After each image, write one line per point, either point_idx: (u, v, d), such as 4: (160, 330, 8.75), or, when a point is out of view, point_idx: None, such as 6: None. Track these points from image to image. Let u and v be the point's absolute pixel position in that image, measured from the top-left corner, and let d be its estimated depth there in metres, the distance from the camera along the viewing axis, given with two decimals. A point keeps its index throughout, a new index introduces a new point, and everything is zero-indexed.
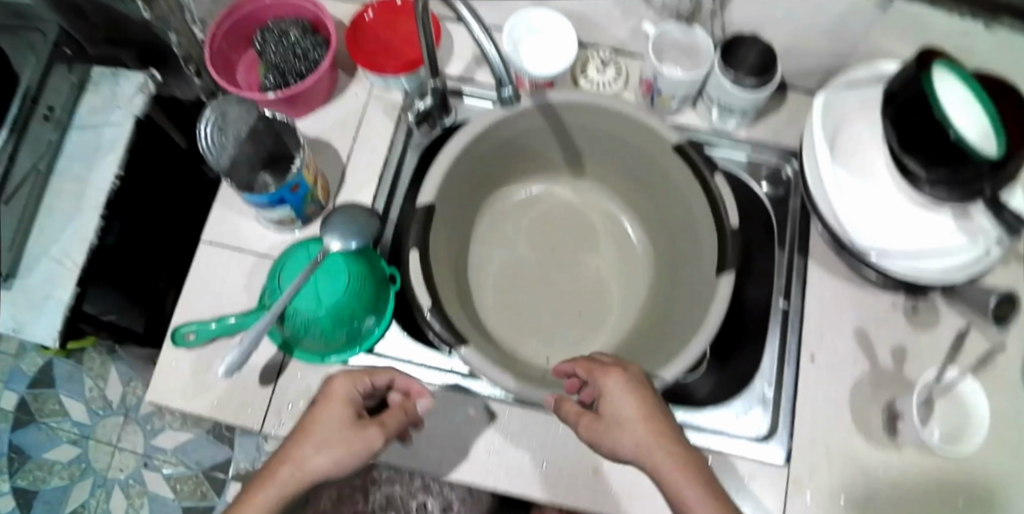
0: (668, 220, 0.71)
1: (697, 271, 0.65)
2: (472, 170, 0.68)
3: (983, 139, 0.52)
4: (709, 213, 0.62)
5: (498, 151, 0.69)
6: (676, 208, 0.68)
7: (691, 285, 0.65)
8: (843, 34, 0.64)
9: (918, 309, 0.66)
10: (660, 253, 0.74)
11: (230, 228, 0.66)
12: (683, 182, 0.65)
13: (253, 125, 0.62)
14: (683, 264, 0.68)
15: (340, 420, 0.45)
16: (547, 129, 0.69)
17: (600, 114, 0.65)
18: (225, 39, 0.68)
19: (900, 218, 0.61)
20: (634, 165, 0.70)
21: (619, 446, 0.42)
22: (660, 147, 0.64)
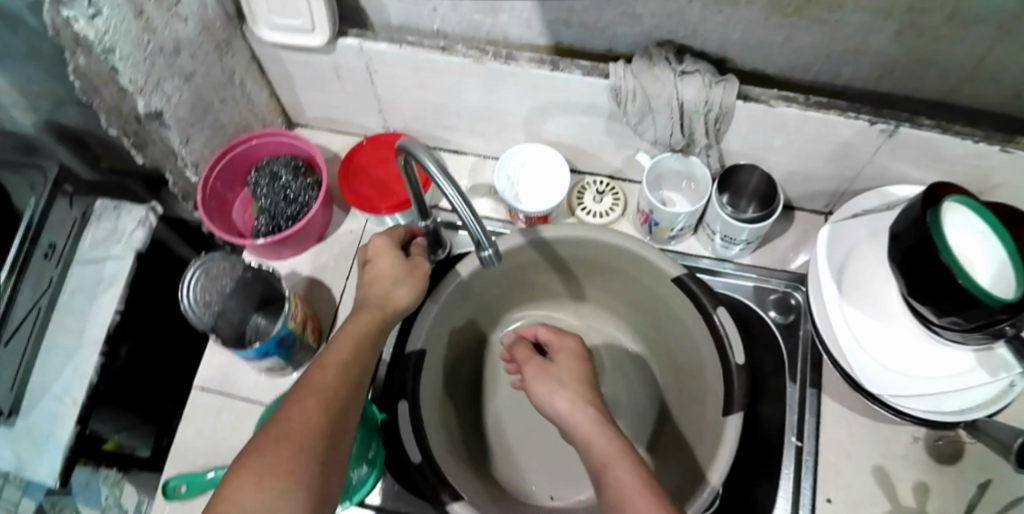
0: (673, 346, 0.68)
1: (701, 402, 0.61)
2: (462, 306, 0.67)
3: (998, 282, 0.49)
4: (712, 351, 0.59)
5: (492, 286, 0.68)
6: (679, 331, 0.65)
7: (698, 422, 0.61)
8: (847, 162, 0.61)
9: (943, 444, 0.62)
10: (668, 378, 0.70)
11: (221, 372, 0.67)
12: (685, 315, 0.62)
13: (241, 275, 0.64)
14: (690, 391, 0.64)
15: (392, 248, 0.53)
16: (541, 261, 0.67)
17: (589, 246, 0.63)
18: (220, 180, 0.68)
19: (919, 355, 0.56)
20: (632, 289, 0.68)
21: (557, 401, 0.48)
22: (655, 274, 0.62)
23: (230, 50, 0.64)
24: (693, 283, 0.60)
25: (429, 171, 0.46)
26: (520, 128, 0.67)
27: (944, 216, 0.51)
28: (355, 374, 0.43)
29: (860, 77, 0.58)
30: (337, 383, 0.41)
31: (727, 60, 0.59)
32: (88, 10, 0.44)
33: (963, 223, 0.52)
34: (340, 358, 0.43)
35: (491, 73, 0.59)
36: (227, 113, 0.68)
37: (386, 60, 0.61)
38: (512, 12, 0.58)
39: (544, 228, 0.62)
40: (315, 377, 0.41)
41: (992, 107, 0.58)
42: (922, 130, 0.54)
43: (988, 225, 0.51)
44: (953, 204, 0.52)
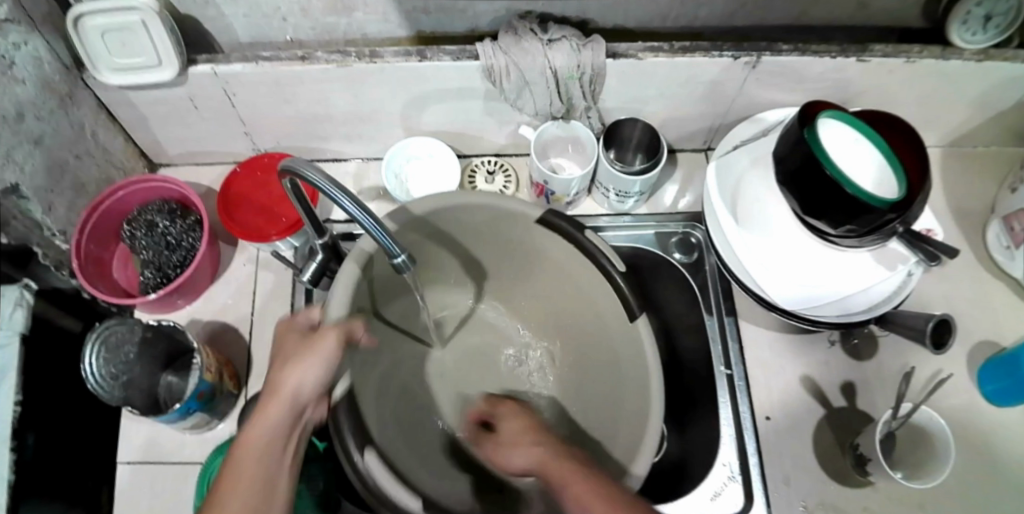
0: (573, 309, 0.65)
1: (614, 353, 0.59)
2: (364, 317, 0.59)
3: (882, 186, 0.54)
4: (591, 272, 0.57)
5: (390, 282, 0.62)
6: (578, 291, 0.62)
7: (609, 344, 0.60)
8: (719, 97, 0.63)
9: (858, 342, 0.66)
10: (571, 343, 0.68)
11: (141, 439, 0.62)
12: (555, 251, 0.60)
13: (141, 338, 0.59)
14: (598, 346, 0.62)
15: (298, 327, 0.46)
16: (430, 244, 0.61)
17: (472, 212, 0.58)
18: (91, 241, 0.63)
19: (822, 266, 0.59)
20: (526, 257, 0.64)
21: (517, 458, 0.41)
22: (546, 235, 0.58)
23: (75, 102, 0.60)
24: (573, 231, 0.56)
25: (316, 185, 0.43)
26: (396, 124, 0.65)
27: (823, 128, 0.55)
28: (278, 450, 0.39)
29: (714, 14, 0.59)
30: (256, 476, 0.37)
31: (589, 21, 0.59)
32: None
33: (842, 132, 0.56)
34: (256, 449, 0.38)
35: (359, 75, 0.57)
36: (84, 170, 0.63)
37: (244, 82, 0.58)
38: (365, 9, 0.56)
39: (411, 205, 0.55)
40: (231, 465, 0.37)
41: (842, 20, 0.62)
42: (783, 56, 0.57)
43: (863, 131, 0.55)
44: (830, 116, 0.56)
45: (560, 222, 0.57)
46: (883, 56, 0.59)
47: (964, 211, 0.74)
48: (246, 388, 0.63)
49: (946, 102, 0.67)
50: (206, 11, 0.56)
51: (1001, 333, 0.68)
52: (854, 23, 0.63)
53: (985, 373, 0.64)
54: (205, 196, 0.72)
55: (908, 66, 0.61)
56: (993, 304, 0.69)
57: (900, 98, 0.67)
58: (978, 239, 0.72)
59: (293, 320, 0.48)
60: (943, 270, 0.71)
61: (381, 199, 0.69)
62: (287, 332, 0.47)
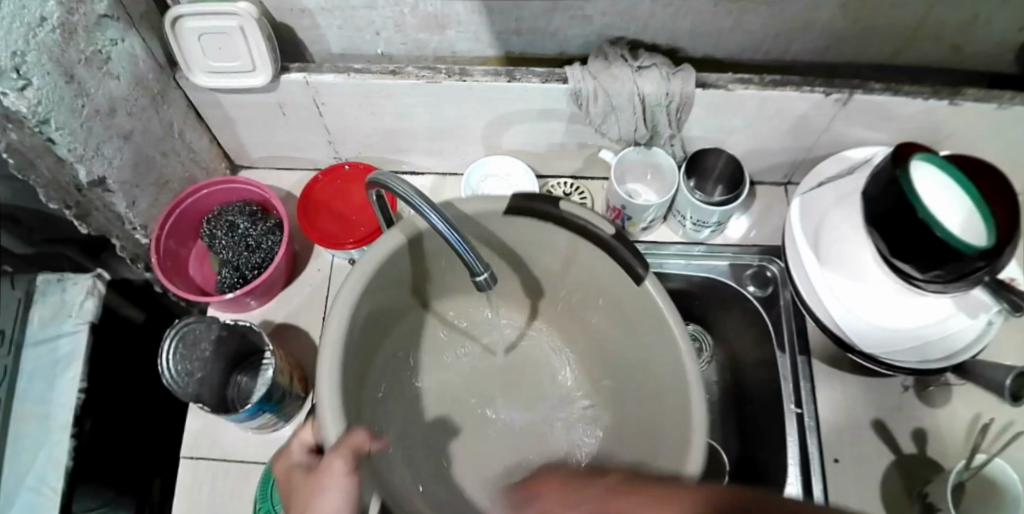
0: (594, 318, 0.58)
1: (647, 356, 0.52)
2: (359, 334, 0.51)
3: (969, 229, 0.54)
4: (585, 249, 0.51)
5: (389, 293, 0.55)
6: (597, 292, 0.55)
7: (626, 326, 0.54)
8: (804, 133, 0.63)
9: (932, 389, 0.64)
10: (593, 353, 0.60)
11: (207, 436, 0.63)
12: (536, 240, 0.53)
13: (217, 335, 0.60)
14: (627, 358, 0.55)
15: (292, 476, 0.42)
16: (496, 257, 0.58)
17: (495, 218, 0.51)
18: (173, 237, 0.64)
19: (904, 310, 0.57)
20: (551, 270, 0.57)
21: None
22: (560, 233, 0.51)
23: (165, 101, 0.61)
24: (551, 209, 0.50)
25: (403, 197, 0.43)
26: (477, 141, 0.66)
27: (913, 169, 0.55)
28: None
29: (807, 50, 0.59)
30: None
31: (679, 50, 0.59)
32: (16, 83, 0.43)
33: (931, 175, 0.56)
34: None
35: (446, 91, 0.58)
36: (169, 167, 0.65)
37: (332, 92, 0.59)
38: (458, 27, 0.57)
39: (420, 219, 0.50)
40: None
41: (935, 62, 0.61)
42: (874, 95, 0.57)
43: (953, 175, 0.55)
44: (922, 159, 0.56)
45: (560, 211, 0.50)
46: (977, 101, 0.58)
47: None
48: (310, 393, 0.63)
49: None
50: (302, 21, 0.57)
51: None
52: (949, 65, 0.62)
53: None
54: (284, 200, 0.73)
55: (1004, 112, 0.59)
56: None
57: (989, 143, 0.65)
58: None
59: (290, 454, 0.45)
60: None
61: None
62: (289, 472, 0.44)
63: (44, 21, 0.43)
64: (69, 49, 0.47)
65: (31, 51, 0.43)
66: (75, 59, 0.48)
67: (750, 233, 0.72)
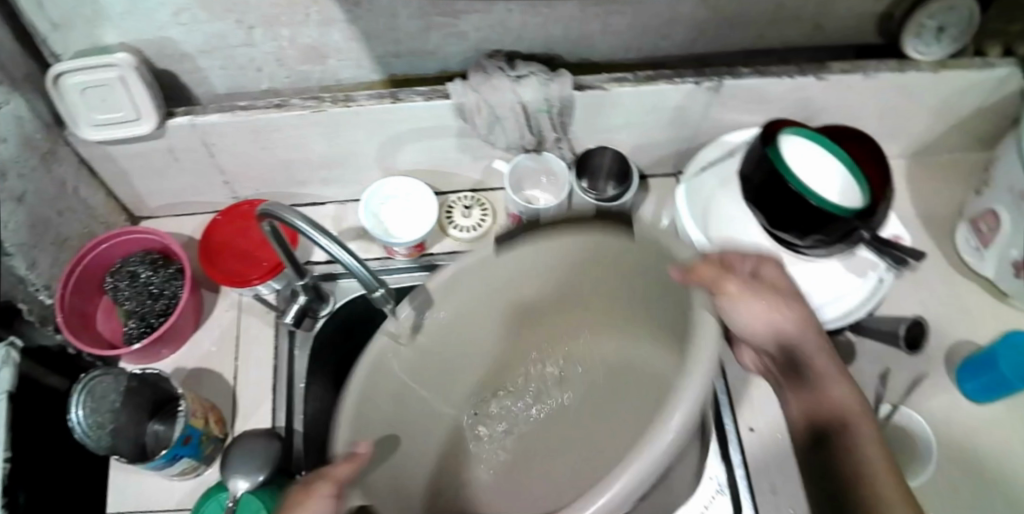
0: (582, 294, 0.58)
1: (616, 299, 0.56)
2: (446, 335, 0.54)
3: (846, 191, 0.57)
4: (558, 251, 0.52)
5: (433, 349, 0.54)
6: (587, 299, 0.57)
7: (605, 292, 0.55)
8: (684, 123, 0.66)
9: (836, 350, 0.68)
10: (602, 318, 0.59)
11: (133, 493, 0.62)
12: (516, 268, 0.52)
13: (126, 386, 0.60)
14: (612, 315, 0.58)
15: None
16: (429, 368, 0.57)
17: (484, 273, 0.51)
18: (75, 295, 0.63)
19: (797, 277, 0.61)
20: (538, 302, 0.58)
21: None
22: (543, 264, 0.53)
23: (56, 158, 0.61)
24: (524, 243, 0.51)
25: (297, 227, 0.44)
26: (374, 165, 0.67)
27: (785, 140, 0.58)
28: None
29: (676, 44, 0.62)
30: None
31: (556, 56, 0.62)
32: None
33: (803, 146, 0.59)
34: None
35: (334, 119, 0.59)
36: (66, 225, 0.64)
37: (222, 131, 0.59)
38: (338, 55, 0.58)
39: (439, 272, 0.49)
40: None
41: (797, 43, 0.65)
42: (742, 79, 0.60)
43: (823, 142, 0.58)
44: (793, 130, 0.59)
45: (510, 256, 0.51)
46: (839, 74, 0.62)
47: (932, 217, 0.76)
48: (231, 434, 0.62)
49: (903, 114, 0.70)
50: (183, 64, 0.58)
51: (976, 333, 0.70)
52: (808, 44, 0.66)
53: (963, 369, 0.66)
54: (187, 245, 0.72)
55: (865, 82, 0.63)
56: (964, 305, 0.72)
57: (860, 113, 0.69)
58: (946, 240, 0.75)
59: None
60: (916, 275, 0.73)
61: (362, 238, 0.70)
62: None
63: None
64: None
65: None
66: None
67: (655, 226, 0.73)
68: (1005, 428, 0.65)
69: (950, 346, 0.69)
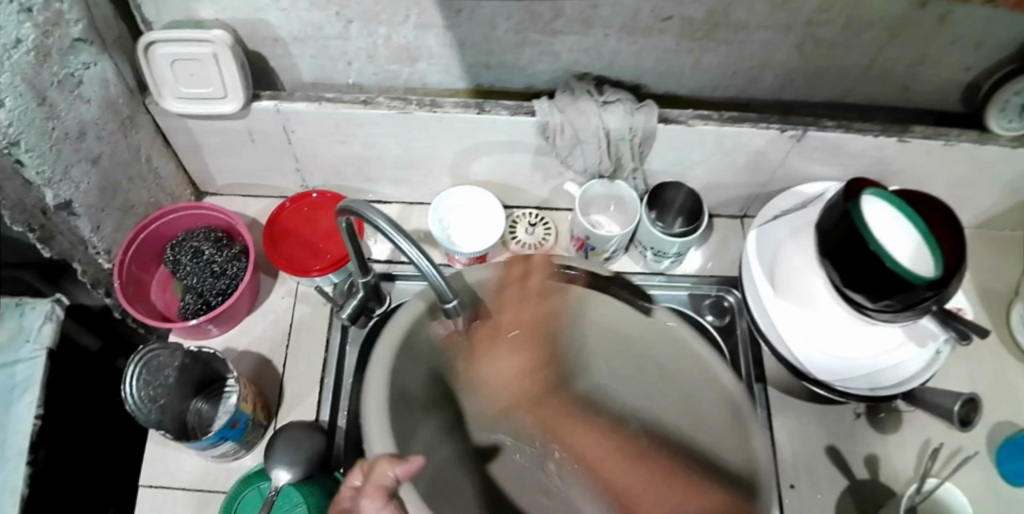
0: (590, 338, 0.59)
1: (570, 338, 0.59)
2: (593, 340, 0.58)
3: (918, 262, 0.54)
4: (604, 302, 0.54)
5: (585, 330, 0.58)
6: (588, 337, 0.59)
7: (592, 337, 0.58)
8: (759, 168, 0.66)
9: (881, 413, 0.68)
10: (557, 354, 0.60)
11: (169, 466, 0.62)
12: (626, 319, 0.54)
13: (181, 362, 0.59)
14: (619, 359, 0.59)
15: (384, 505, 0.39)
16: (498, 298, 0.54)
17: (562, 290, 0.55)
18: (134, 261, 0.64)
19: (854, 338, 0.59)
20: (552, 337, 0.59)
21: None
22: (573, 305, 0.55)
23: (134, 125, 0.61)
24: (546, 258, 0.54)
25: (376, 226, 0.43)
26: (447, 171, 0.68)
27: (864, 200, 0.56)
28: None
29: (765, 90, 0.62)
30: None
31: (642, 86, 0.62)
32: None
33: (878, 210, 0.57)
34: None
35: (417, 121, 0.59)
36: (134, 192, 0.64)
37: (305, 119, 0.60)
38: (430, 59, 0.58)
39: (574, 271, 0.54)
40: None
41: (882, 102, 0.65)
42: (826, 132, 0.60)
43: (900, 208, 0.56)
44: (870, 193, 0.57)
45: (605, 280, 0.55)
46: (920, 139, 0.62)
47: (988, 290, 0.76)
48: (274, 421, 0.63)
49: (975, 186, 0.70)
50: (275, 49, 0.58)
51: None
52: (890, 106, 0.66)
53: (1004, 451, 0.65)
54: (251, 226, 0.73)
55: (945, 149, 0.63)
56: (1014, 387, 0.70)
57: (934, 180, 0.69)
58: (1002, 316, 0.74)
59: (371, 488, 0.39)
60: (967, 348, 0.72)
61: (426, 243, 0.71)
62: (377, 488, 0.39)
63: (22, 42, 0.43)
64: (41, 72, 0.47)
65: (4, 73, 0.42)
66: (47, 81, 0.48)
67: (706, 265, 0.74)
68: None
69: (999, 425, 0.68)
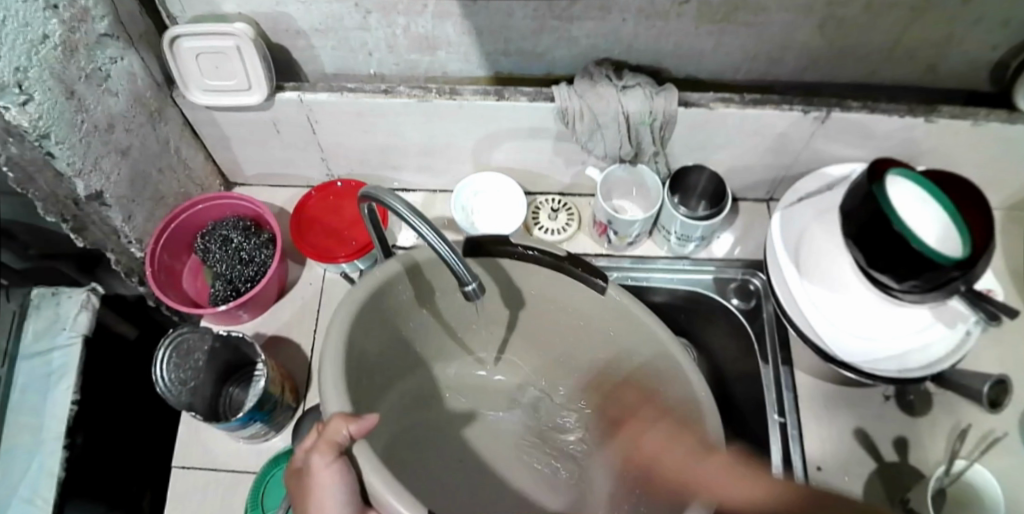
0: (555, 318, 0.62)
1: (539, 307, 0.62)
2: (561, 317, 0.61)
3: (946, 242, 0.53)
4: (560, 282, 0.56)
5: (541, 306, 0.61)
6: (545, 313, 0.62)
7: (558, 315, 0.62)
8: (783, 150, 0.65)
9: (912, 398, 0.66)
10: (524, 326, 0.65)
11: (202, 447, 0.63)
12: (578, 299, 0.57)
13: (210, 345, 0.61)
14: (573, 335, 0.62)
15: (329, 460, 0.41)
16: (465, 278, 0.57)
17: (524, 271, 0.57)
18: (166, 250, 0.66)
19: (882, 320, 0.59)
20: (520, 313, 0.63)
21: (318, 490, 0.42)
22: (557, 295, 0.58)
23: (163, 118, 0.63)
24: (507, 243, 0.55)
25: (397, 213, 0.44)
26: (468, 158, 0.68)
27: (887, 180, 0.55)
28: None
29: (788, 71, 0.62)
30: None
31: (662, 70, 0.62)
32: (19, 97, 0.44)
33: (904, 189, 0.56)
34: None
35: (437, 109, 0.59)
36: (165, 183, 0.66)
37: (327, 109, 0.61)
38: (448, 48, 0.59)
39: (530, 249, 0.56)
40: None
41: (910, 81, 0.64)
42: (851, 113, 0.59)
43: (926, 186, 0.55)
44: (895, 173, 0.56)
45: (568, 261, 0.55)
46: (950, 119, 0.60)
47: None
48: (302, 404, 0.64)
49: (1009, 166, 0.68)
50: (297, 41, 0.59)
51: None
52: (919, 85, 0.65)
53: None
54: (277, 216, 0.74)
55: (977, 128, 0.61)
56: None
57: (966, 160, 0.67)
58: None
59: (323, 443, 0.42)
60: (1002, 332, 0.70)
61: (448, 230, 0.71)
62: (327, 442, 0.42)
63: (48, 37, 0.45)
64: (69, 67, 0.48)
65: (33, 67, 0.44)
66: (76, 76, 0.50)
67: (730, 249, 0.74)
68: None
69: None
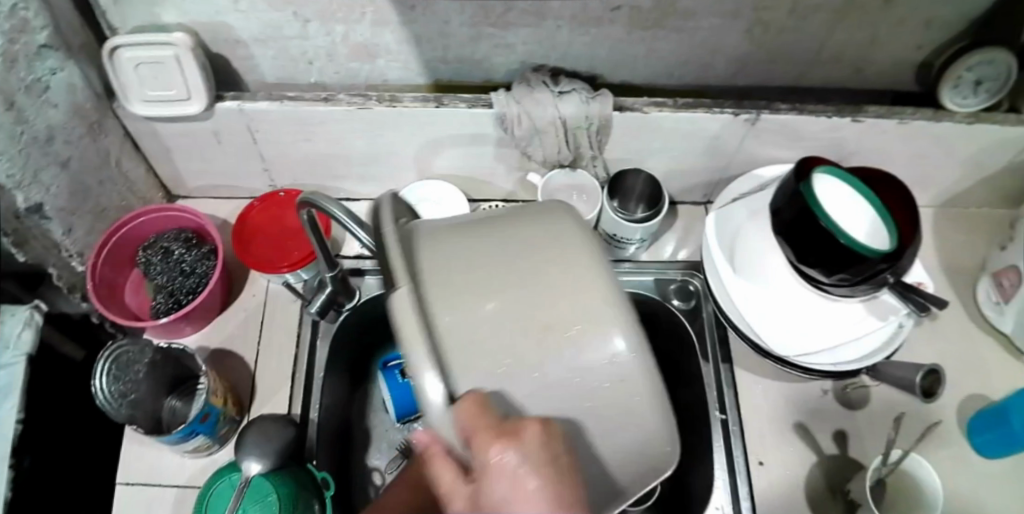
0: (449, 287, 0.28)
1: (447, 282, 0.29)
2: (453, 277, 0.29)
3: (875, 236, 0.54)
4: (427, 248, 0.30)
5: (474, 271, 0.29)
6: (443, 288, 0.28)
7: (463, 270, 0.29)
8: (717, 154, 0.67)
9: (849, 390, 0.68)
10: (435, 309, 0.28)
11: (145, 463, 0.63)
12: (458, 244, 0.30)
13: (150, 358, 0.60)
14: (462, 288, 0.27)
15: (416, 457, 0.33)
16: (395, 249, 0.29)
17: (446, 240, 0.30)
18: (107, 264, 0.65)
19: (811, 315, 0.61)
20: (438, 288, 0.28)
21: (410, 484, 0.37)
22: (533, 271, 0.28)
23: (103, 129, 0.62)
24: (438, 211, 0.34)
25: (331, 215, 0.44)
26: (412, 165, 0.69)
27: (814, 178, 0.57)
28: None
29: (719, 76, 0.64)
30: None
31: (599, 76, 0.63)
32: None
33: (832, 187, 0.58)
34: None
35: (379, 117, 0.60)
36: (106, 195, 0.65)
37: (269, 118, 0.61)
38: (388, 56, 0.60)
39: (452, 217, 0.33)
40: None
41: (836, 83, 0.66)
42: (779, 115, 0.61)
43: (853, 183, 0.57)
44: (821, 171, 0.58)
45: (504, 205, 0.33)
46: (877, 117, 0.63)
47: (954, 267, 0.77)
48: (246, 416, 0.64)
49: (934, 164, 0.71)
50: (237, 50, 0.60)
51: (990, 387, 0.70)
52: (846, 88, 0.67)
53: (974, 424, 0.65)
54: (220, 227, 0.74)
55: (902, 127, 0.64)
56: (979, 360, 0.71)
57: (893, 158, 0.70)
58: (966, 292, 0.75)
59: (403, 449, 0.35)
60: (934, 323, 0.73)
61: None
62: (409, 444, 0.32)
63: None
64: (9, 77, 0.48)
65: None
66: (14, 86, 0.49)
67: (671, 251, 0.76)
68: (1015, 483, 0.64)
69: (964, 397, 0.69)
